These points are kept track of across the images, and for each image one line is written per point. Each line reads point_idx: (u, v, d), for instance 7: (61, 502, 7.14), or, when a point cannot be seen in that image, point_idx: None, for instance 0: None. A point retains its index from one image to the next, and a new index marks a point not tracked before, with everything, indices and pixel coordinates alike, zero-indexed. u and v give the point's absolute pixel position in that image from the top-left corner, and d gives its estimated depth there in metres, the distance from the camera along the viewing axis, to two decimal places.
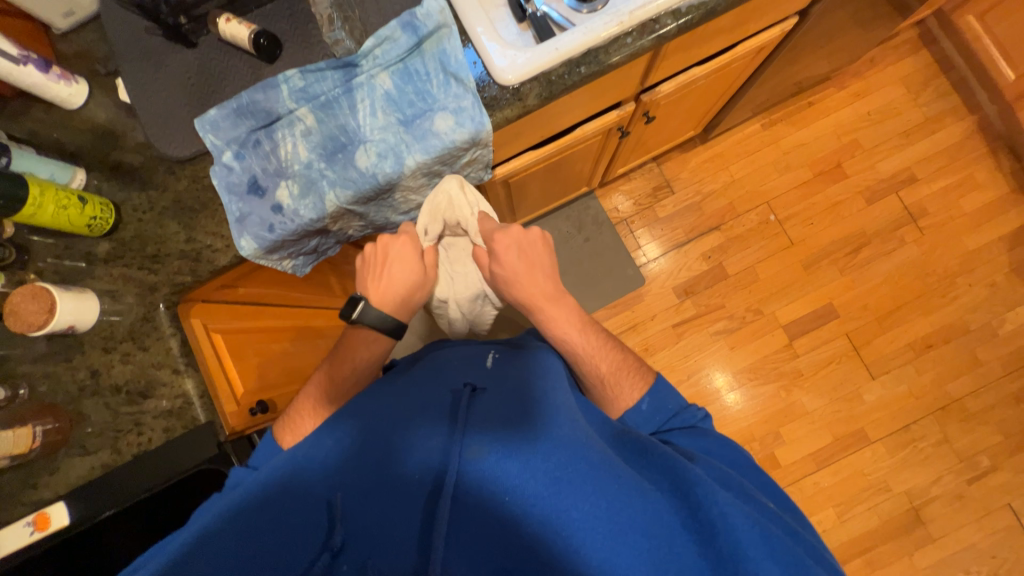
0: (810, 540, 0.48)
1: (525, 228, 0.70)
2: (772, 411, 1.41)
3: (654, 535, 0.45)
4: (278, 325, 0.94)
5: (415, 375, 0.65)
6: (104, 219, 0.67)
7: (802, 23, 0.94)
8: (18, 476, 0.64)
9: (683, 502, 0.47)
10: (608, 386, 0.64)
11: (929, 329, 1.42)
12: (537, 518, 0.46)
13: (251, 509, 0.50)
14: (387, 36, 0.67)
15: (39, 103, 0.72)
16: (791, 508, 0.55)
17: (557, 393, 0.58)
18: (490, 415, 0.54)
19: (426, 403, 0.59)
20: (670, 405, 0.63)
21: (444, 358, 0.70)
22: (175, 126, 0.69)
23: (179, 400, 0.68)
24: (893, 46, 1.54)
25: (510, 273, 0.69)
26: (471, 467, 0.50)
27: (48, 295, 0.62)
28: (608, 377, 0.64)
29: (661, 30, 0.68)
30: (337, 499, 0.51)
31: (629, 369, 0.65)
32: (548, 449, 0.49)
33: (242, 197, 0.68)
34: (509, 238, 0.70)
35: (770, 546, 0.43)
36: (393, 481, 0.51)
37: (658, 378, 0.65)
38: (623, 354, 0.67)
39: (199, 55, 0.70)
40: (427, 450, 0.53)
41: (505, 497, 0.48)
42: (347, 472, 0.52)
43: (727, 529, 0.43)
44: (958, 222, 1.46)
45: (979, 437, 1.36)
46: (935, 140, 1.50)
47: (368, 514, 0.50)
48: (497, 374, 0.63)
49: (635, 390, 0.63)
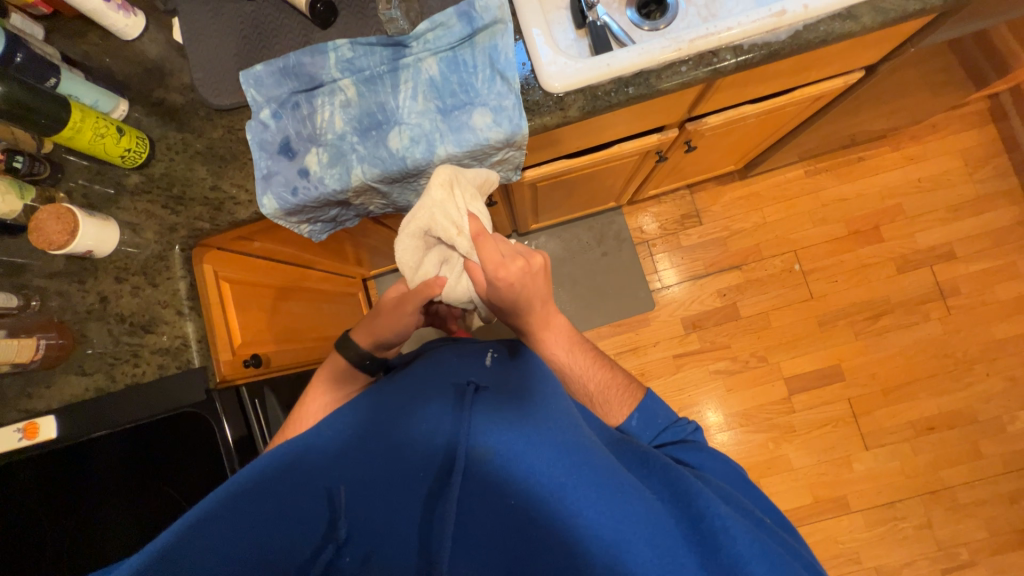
0: (807, 556, 0.49)
1: (530, 256, 0.62)
2: (755, 459, 1.39)
3: (659, 546, 0.45)
4: (282, 283, 0.96)
5: (417, 369, 0.64)
6: (138, 152, 0.69)
7: (867, 78, 0.90)
8: (17, 383, 0.68)
9: (682, 512, 0.48)
10: (596, 404, 0.69)
11: (934, 411, 1.38)
12: (542, 521, 0.47)
13: (253, 496, 0.49)
14: (442, 22, 0.67)
15: (96, 28, 0.73)
16: (785, 524, 0.56)
17: (560, 398, 0.58)
18: (495, 413, 0.54)
19: (427, 396, 0.58)
20: (659, 420, 0.67)
21: (442, 355, 0.67)
22: (221, 76, 0.70)
23: (178, 340, 0.70)
24: (958, 115, 1.48)
25: (513, 305, 0.63)
26: (477, 465, 0.50)
27: (73, 217, 0.64)
28: (596, 396, 0.68)
29: (718, 64, 0.67)
30: (339, 490, 0.51)
31: (618, 387, 0.69)
32: (553, 455, 0.49)
33: (273, 156, 0.68)
34: (510, 273, 0.61)
35: (771, 559, 0.44)
36: (398, 471, 0.52)
37: (647, 395, 0.69)
38: (612, 372, 0.71)
39: (256, 8, 0.71)
40: (431, 438, 0.53)
41: (511, 498, 0.49)
42: (349, 463, 0.52)
43: (728, 540, 0.45)
44: (989, 308, 1.41)
45: (963, 529, 1.32)
46: (982, 220, 1.44)
47: (371, 504, 0.51)
48: (502, 375, 0.62)
49: (622, 411, 0.67)
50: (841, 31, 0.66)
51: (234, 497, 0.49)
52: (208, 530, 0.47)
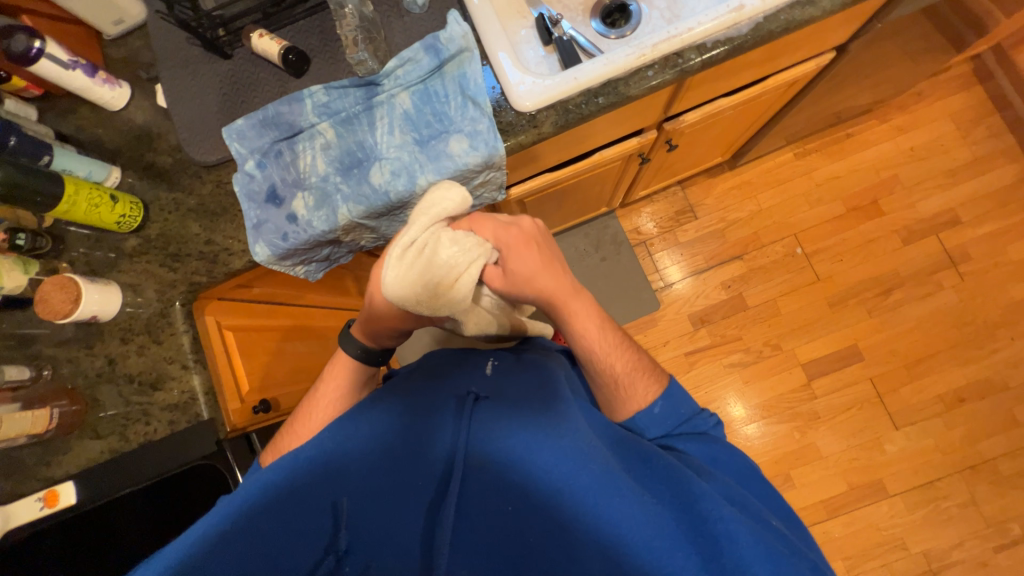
0: (813, 556, 0.48)
1: (523, 220, 0.59)
2: (783, 451, 1.35)
3: (657, 549, 0.45)
4: (287, 324, 0.97)
5: (415, 380, 0.63)
6: (133, 217, 0.71)
7: (839, 58, 0.91)
8: (34, 452, 0.68)
9: (685, 516, 0.47)
10: (622, 387, 0.61)
11: (962, 382, 1.34)
12: (539, 527, 0.49)
13: (257, 511, 0.51)
14: (410, 57, 0.69)
15: (85, 102, 0.77)
16: (788, 517, 0.55)
17: (562, 399, 0.57)
18: (494, 423, 0.54)
19: (431, 407, 0.59)
20: (682, 411, 0.61)
21: (443, 363, 0.66)
22: (205, 134, 0.73)
23: (186, 395, 0.71)
24: (943, 80, 1.47)
25: (526, 275, 0.57)
26: (476, 471, 0.52)
27: (75, 285, 0.66)
28: (622, 378, 0.61)
29: (683, 65, 0.67)
30: (343, 502, 0.52)
31: (645, 373, 0.62)
32: (552, 458, 0.50)
33: (261, 205, 0.70)
34: (513, 235, 0.57)
35: (773, 562, 0.44)
36: (400, 482, 0.54)
37: (671, 382, 0.63)
38: (639, 356, 0.63)
39: (233, 65, 0.74)
40: (433, 448, 0.55)
41: (509, 505, 0.51)
42: (352, 477, 0.54)
43: (730, 545, 0.44)
44: (1004, 270, 1.37)
45: (1011, 503, 1.26)
46: (984, 181, 1.41)
47: (372, 517, 0.52)
48: (503, 383, 0.61)
49: (648, 392, 0.61)
50: (801, 18, 0.67)
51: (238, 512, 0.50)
52: (217, 550, 0.48)
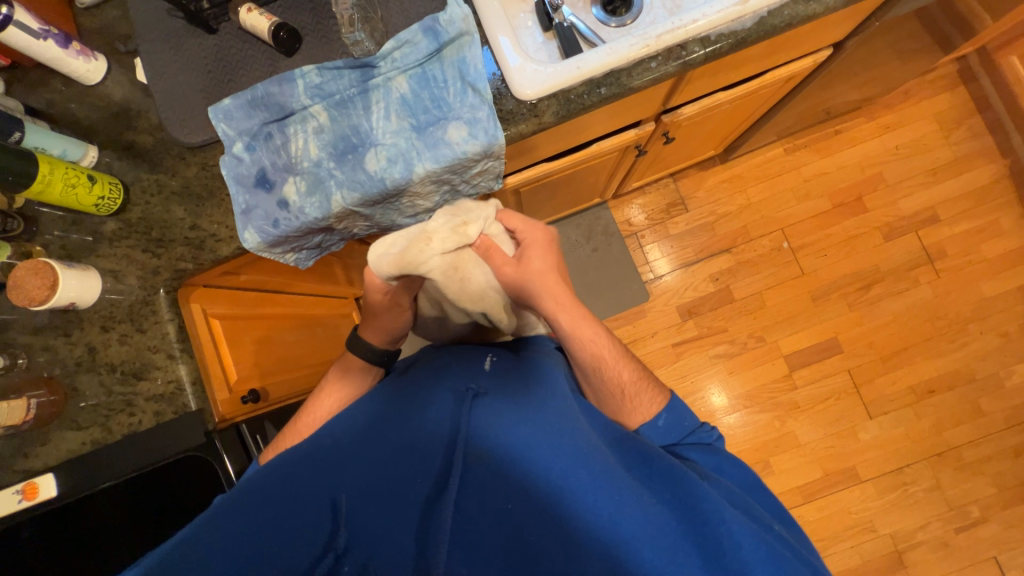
0: (816, 562, 0.49)
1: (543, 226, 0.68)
2: (763, 439, 1.39)
3: (657, 547, 0.46)
4: (276, 313, 0.95)
5: (413, 378, 0.64)
6: (112, 199, 0.67)
7: (836, 54, 0.91)
8: (11, 443, 0.66)
9: (687, 517, 0.48)
10: (627, 396, 0.63)
11: (933, 374, 1.40)
12: (539, 524, 0.49)
13: (247, 508, 0.51)
14: (408, 40, 0.66)
15: (56, 75, 0.72)
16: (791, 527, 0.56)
17: (560, 398, 0.59)
18: (495, 418, 0.55)
19: (426, 401, 0.60)
20: (685, 423, 0.63)
21: (443, 360, 0.67)
22: (190, 112, 0.69)
23: (171, 385, 0.69)
24: (929, 80, 1.50)
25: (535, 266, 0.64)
26: (476, 466, 0.53)
27: (51, 270, 0.62)
28: (629, 388, 0.63)
29: (687, 57, 0.67)
30: (341, 498, 0.52)
31: (648, 384, 0.65)
32: (551, 456, 0.51)
33: (250, 190, 0.67)
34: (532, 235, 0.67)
35: (775, 565, 0.44)
36: (399, 476, 0.54)
37: (674, 396, 0.64)
38: (641, 368, 0.66)
39: (218, 41, 0.70)
40: (432, 441, 0.56)
41: (509, 503, 0.51)
42: (350, 473, 0.54)
43: (733, 547, 0.45)
44: (977, 267, 1.43)
45: (972, 487, 1.34)
46: (963, 180, 1.46)
47: (371, 513, 0.52)
48: (502, 380, 0.62)
49: (654, 404, 0.63)
50: (805, 14, 0.67)
51: (237, 502, 0.51)
52: (203, 543, 0.48)
